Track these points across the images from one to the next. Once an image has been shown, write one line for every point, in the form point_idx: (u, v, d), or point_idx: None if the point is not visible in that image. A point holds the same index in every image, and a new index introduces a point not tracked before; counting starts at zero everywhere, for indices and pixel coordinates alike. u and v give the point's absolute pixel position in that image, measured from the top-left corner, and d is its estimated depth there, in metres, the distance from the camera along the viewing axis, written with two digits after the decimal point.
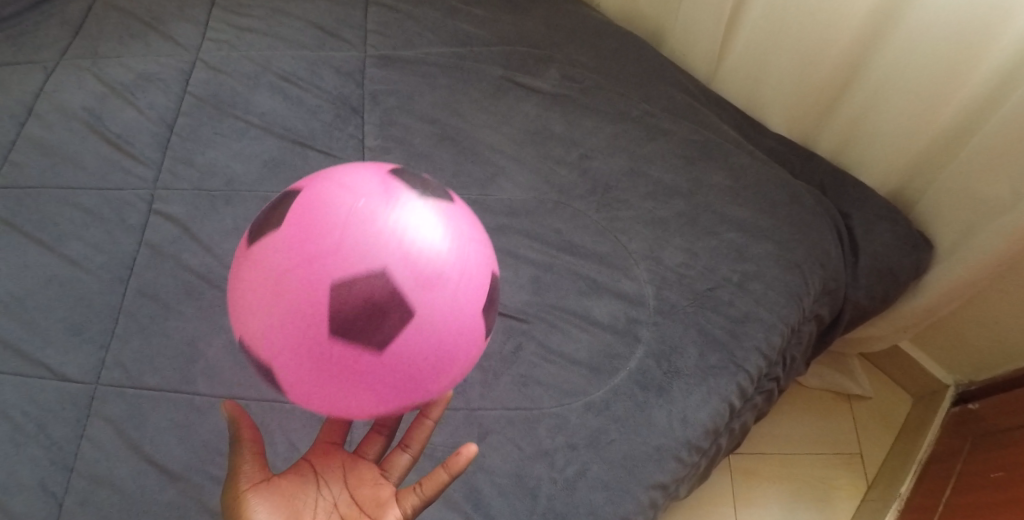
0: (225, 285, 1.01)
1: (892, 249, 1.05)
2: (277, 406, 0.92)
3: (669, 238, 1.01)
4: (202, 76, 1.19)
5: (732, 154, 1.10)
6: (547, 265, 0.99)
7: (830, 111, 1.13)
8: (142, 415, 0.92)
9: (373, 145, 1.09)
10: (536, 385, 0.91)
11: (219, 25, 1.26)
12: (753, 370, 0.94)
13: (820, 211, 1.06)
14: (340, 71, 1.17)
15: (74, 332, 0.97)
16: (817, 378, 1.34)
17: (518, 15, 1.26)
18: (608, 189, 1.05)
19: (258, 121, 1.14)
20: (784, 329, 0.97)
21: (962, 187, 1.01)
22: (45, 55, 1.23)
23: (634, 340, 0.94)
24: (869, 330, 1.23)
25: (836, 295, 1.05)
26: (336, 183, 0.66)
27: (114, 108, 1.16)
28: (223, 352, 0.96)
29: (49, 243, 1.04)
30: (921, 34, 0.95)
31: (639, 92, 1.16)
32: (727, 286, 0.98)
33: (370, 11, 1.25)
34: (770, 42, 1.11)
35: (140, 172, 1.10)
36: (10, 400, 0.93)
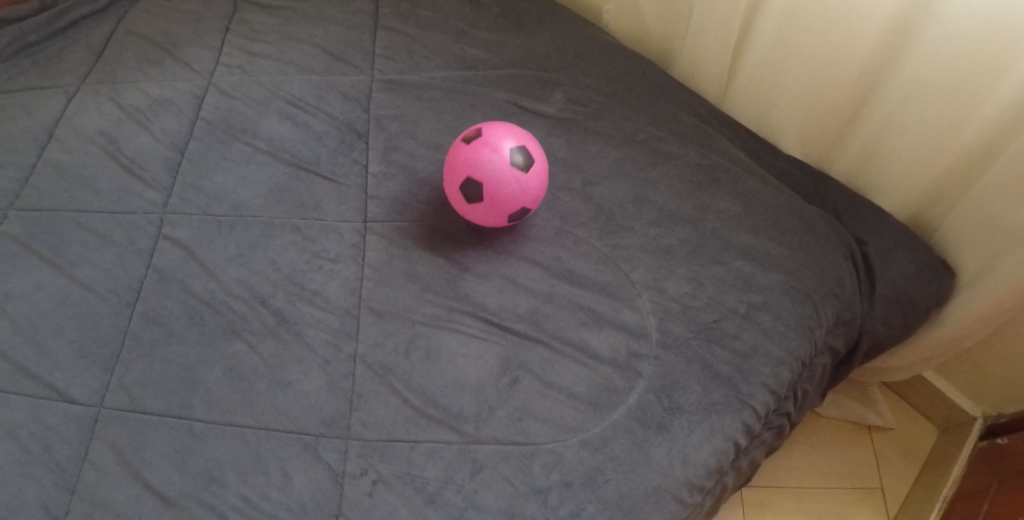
0: (226, 310, 0.99)
1: (912, 278, 1.00)
2: (273, 435, 0.90)
3: (673, 267, 0.99)
4: (214, 101, 1.21)
5: (741, 179, 1.07)
6: (547, 295, 0.97)
7: (844, 134, 1.09)
8: (142, 440, 0.90)
9: (376, 170, 1.10)
10: (532, 419, 0.89)
11: (232, 50, 1.27)
12: (760, 406, 0.91)
13: (833, 238, 1.02)
14: (347, 97, 1.20)
15: (82, 355, 0.96)
16: (836, 408, 1.29)
17: (524, 38, 1.26)
18: (611, 216, 1.04)
19: (266, 147, 1.15)
20: (794, 364, 0.93)
21: (983, 214, 0.97)
22: (67, 79, 1.25)
23: (634, 375, 0.91)
24: (888, 360, 1.18)
25: (851, 326, 1.01)
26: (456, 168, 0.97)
27: (129, 132, 1.17)
28: (222, 377, 0.94)
29: (61, 266, 1.04)
30: (935, 56, 0.92)
31: (646, 115, 1.14)
32: (733, 318, 0.95)
33: (379, 35, 1.28)
34: (780, 63, 1.08)
35: (150, 196, 1.10)
36: (17, 421, 0.92)
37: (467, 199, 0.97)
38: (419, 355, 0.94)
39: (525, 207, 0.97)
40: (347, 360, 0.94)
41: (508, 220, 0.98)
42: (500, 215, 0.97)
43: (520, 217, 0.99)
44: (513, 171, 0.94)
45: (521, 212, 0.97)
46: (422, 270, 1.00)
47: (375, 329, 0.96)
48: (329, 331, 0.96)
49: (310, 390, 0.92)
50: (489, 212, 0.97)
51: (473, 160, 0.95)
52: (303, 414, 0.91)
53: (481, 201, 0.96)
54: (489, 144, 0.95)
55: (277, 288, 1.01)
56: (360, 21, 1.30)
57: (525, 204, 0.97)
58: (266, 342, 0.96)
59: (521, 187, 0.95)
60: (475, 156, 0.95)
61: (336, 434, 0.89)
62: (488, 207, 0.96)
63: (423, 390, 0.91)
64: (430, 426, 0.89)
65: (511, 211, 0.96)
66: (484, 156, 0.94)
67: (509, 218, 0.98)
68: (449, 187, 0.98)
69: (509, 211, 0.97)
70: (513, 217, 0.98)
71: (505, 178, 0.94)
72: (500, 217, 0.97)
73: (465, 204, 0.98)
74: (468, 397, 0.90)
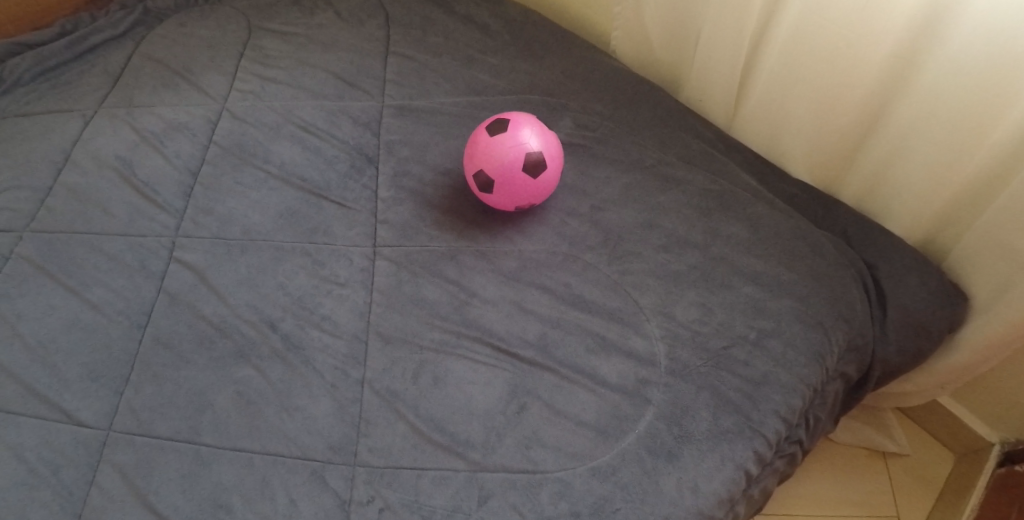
0: (235, 334, 0.99)
1: (925, 304, 0.99)
2: (280, 460, 0.89)
3: (683, 292, 0.98)
4: (227, 126, 1.22)
5: (750, 204, 1.06)
6: (555, 321, 0.97)
7: (854, 158, 1.09)
8: (149, 464, 0.90)
9: (386, 195, 1.11)
10: (540, 447, 0.88)
11: (246, 75, 1.29)
12: (771, 434, 0.89)
13: (844, 263, 1.02)
14: (358, 122, 1.21)
15: (92, 378, 0.97)
16: (848, 433, 1.27)
17: (534, 64, 1.27)
18: (620, 241, 1.03)
19: (277, 171, 1.16)
20: (806, 391, 0.92)
21: (996, 238, 0.96)
22: (84, 103, 1.27)
23: (643, 402, 0.90)
24: (902, 386, 1.16)
25: (864, 352, 1.00)
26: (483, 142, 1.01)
27: (144, 156, 1.19)
28: (230, 401, 0.94)
29: (75, 288, 1.05)
30: (944, 78, 0.91)
31: (655, 140, 1.15)
32: (743, 344, 0.94)
33: (390, 61, 1.29)
34: (788, 89, 1.09)
35: (163, 220, 1.12)
36: (27, 443, 0.92)
37: (494, 138, 1.00)
38: (427, 382, 0.93)
39: (543, 154, 1.00)
40: (355, 386, 0.94)
41: (524, 167, 1.00)
42: (520, 153, 0.99)
43: (534, 171, 1.00)
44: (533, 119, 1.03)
45: (538, 159, 1.00)
46: (430, 295, 1.00)
47: (383, 355, 0.96)
48: (338, 356, 0.96)
49: (318, 415, 0.92)
50: (511, 145, 0.99)
51: (497, 124, 1.02)
52: (310, 440, 0.90)
53: (505, 133, 1.00)
54: (502, 112, 1.04)
55: (286, 313, 1.01)
56: (371, 47, 1.32)
57: (544, 152, 1.01)
58: (275, 367, 0.96)
59: (544, 136, 1.02)
60: (497, 120, 1.02)
61: (343, 460, 0.89)
62: (527, 151, 1.00)
63: (431, 416, 0.91)
64: (437, 454, 0.88)
65: (531, 150, 1.00)
66: (505, 116, 1.02)
67: (526, 162, 1.00)
68: (473, 137, 1.03)
69: (529, 150, 1.00)
70: (530, 160, 1.00)
71: (529, 121, 1.02)
72: (519, 153, 0.99)
73: (489, 140, 1.00)
74: (476, 424, 0.90)
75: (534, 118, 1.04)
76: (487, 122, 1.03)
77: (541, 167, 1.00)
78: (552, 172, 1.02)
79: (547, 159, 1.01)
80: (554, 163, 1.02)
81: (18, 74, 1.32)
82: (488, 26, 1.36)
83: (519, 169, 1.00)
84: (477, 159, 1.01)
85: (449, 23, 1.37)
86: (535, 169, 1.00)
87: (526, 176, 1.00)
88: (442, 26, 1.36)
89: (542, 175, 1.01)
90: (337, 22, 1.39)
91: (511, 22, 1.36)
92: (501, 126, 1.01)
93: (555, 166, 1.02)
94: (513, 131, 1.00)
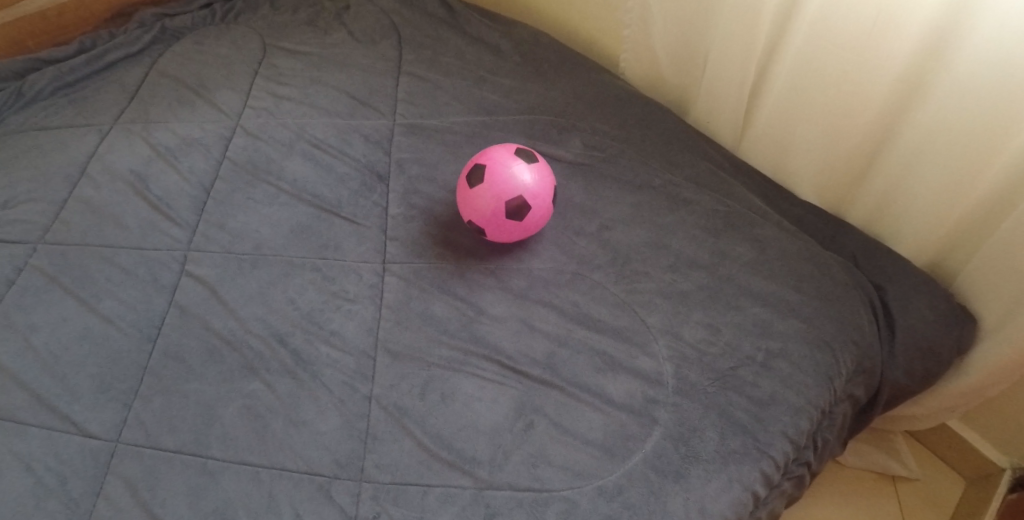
0: (244, 348, 1.00)
1: (933, 326, 0.99)
2: (287, 475, 0.90)
3: (690, 312, 0.98)
4: (241, 142, 1.24)
5: (758, 225, 1.07)
6: (563, 339, 0.98)
7: (861, 180, 1.10)
8: (156, 476, 0.90)
9: (395, 213, 1.12)
10: (547, 466, 0.88)
11: (260, 93, 1.31)
12: (779, 456, 0.89)
13: (852, 284, 1.02)
14: (369, 140, 1.23)
15: (102, 390, 0.98)
16: (857, 456, 1.26)
17: (543, 84, 1.29)
18: (628, 261, 1.04)
19: (289, 188, 1.18)
20: (814, 413, 0.92)
21: (1004, 261, 0.96)
22: (101, 118, 1.29)
23: (650, 421, 0.90)
24: (911, 408, 1.16)
25: (872, 374, 0.99)
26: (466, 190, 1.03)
27: (158, 171, 1.20)
28: (238, 415, 0.94)
29: (87, 300, 1.06)
30: (950, 102, 0.92)
31: (663, 161, 1.16)
32: (751, 365, 0.94)
33: (401, 81, 1.31)
34: (795, 111, 1.10)
35: (176, 234, 1.13)
36: (36, 454, 0.93)
37: (473, 190, 1.01)
38: (434, 398, 0.94)
39: (524, 198, 1.00)
40: (362, 401, 0.94)
41: (506, 214, 1.00)
42: (499, 203, 1.00)
43: (519, 215, 1.00)
44: (512, 158, 1.02)
45: (520, 203, 1.00)
46: (438, 312, 1.01)
47: (391, 371, 0.96)
48: (346, 372, 0.97)
49: (325, 430, 0.92)
50: (490, 196, 1.00)
51: (474, 172, 1.02)
52: (317, 455, 0.91)
53: (483, 185, 1.00)
54: (481, 155, 1.03)
55: (295, 327, 1.02)
56: (384, 67, 1.34)
57: (525, 194, 1.00)
58: (283, 381, 0.97)
59: (525, 177, 1.00)
60: (474, 167, 1.02)
61: (349, 476, 0.89)
62: (506, 198, 1.00)
63: (438, 433, 0.91)
64: (444, 471, 0.88)
65: (509, 196, 0.99)
66: (482, 162, 1.02)
67: (507, 209, 1.00)
68: (459, 185, 1.04)
69: (508, 197, 0.99)
70: (511, 207, 1.00)
71: (505, 165, 1.01)
72: (498, 203, 0.99)
73: (469, 193, 1.02)
74: (483, 441, 0.90)
75: (514, 156, 1.02)
76: (468, 167, 1.04)
77: (525, 211, 1.00)
78: (540, 210, 1.01)
79: (530, 200, 1.00)
80: (540, 202, 1.01)
81: (36, 89, 1.34)
82: (498, 47, 1.38)
83: (502, 217, 1.00)
84: (464, 210, 1.03)
85: (460, 45, 1.39)
86: (519, 212, 1.00)
87: (511, 221, 1.00)
88: (454, 47, 1.38)
89: (528, 216, 1.00)
90: (350, 42, 1.41)
91: (521, 43, 1.38)
92: (478, 174, 1.01)
93: (542, 204, 1.01)
94: (490, 181, 1.00)
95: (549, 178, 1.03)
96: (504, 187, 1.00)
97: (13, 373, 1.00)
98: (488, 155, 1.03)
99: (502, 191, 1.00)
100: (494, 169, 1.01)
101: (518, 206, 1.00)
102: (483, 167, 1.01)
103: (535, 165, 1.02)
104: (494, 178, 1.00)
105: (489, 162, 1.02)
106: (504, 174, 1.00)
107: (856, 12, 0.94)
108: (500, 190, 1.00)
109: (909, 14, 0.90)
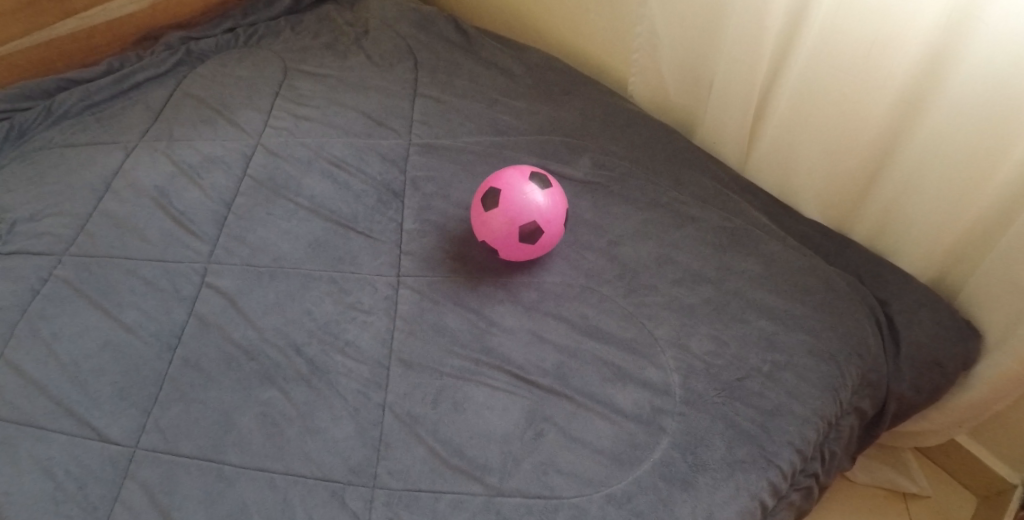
0: (262, 358, 1.03)
1: (937, 340, 1.02)
2: (301, 481, 0.91)
3: (697, 325, 1.01)
4: (261, 160, 1.28)
5: (764, 241, 1.09)
6: (572, 350, 1.00)
7: (864, 197, 1.13)
8: (173, 481, 0.92)
9: (410, 228, 1.16)
10: (557, 473, 0.89)
11: (281, 113, 1.36)
12: (786, 466, 0.90)
13: (857, 299, 1.04)
14: (386, 158, 1.27)
15: (122, 396, 1.00)
16: (866, 473, 1.27)
17: (554, 106, 1.33)
18: (636, 275, 1.07)
19: (308, 203, 1.21)
20: (820, 424, 0.94)
21: (1004, 276, 0.98)
22: (127, 136, 1.34)
23: (658, 430, 0.92)
24: (919, 424, 1.17)
25: (878, 387, 1.01)
26: (479, 212, 1.05)
27: (181, 187, 1.24)
28: (254, 422, 0.96)
29: (109, 310, 1.09)
30: (946, 124, 0.96)
31: (670, 180, 1.19)
32: (757, 377, 0.96)
33: (417, 102, 1.36)
34: (798, 131, 1.13)
35: (197, 247, 1.16)
36: (55, 458, 0.95)
37: (487, 213, 1.04)
38: (447, 407, 0.96)
39: (536, 223, 1.02)
40: (376, 409, 0.96)
41: (519, 238, 1.03)
42: (512, 228, 1.02)
43: (531, 238, 1.03)
44: (525, 182, 1.04)
45: (532, 228, 1.02)
46: (451, 323, 1.04)
47: (405, 379, 0.98)
48: (360, 380, 0.99)
49: (340, 437, 0.94)
50: (503, 220, 1.03)
51: (488, 196, 1.05)
52: (331, 461, 0.92)
53: (497, 208, 1.03)
54: (494, 178, 1.06)
55: (311, 338, 1.04)
56: (400, 89, 1.39)
57: (537, 219, 1.02)
58: (299, 389, 0.99)
59: (537, 202, 1.03)
60: (488, 191, 1.05)
61: (362, 482, 0.90)
62: (519, 224, 1.02)
63: (450, 441, 0.93)
64: (455, 478, 0.90)
65: (522, 222, 1.02)
66: (496, 187, 1.04)
67: (519, 234, 1.02)
68: (474, 207, 1.07)
69: (520, 223, 1.02)
70: (524, 232, 1.02)
71: (518, 190, 1.03)
72: (510, 228, 1.02)
73: (483, 216, 1.05)
74: (494, 449, 0.92)
75: (526, 181, 1.04)
76: (482, 190, 1.06)
77: (537, 235, 1.03)
78: (552, 234, 1.04)
79: (541, 225, 1.03)
80: (552, 226, 1.04)
81: (65, 108, 1.39)
82: (511, 71, 1.43)
83: (514, 241, 1.03)
84: (478, 231, 1.06)
85: (474, 68, 1.44)
86: (531, 236, 1.03)
87: (524, 244, 1.03)
88: (468, 70, 1.43)
89: (540, 239, 1.03)
90: (368, 65, 1.46)
91: (533, 67, 1.43)
92: (492, 199, 1.04)
93: (554, 227, 1.04)
94: (503, 205, 1.03)
95: (561, 202, 1.06)
96: (516, 212, 1.02)
97: (36, 380, 1.02)
98: (502, 179, 1.05)
99: (515, 216, 1.02)
100: (506, 194, 1.03)
101: (531, 231, 1.03)
102: (496, 191, 1.04)
103: (547, 189, 1.04)
104: (506, 203, 1.03)
105: (502, 186, 1.04)
106: (517, 200, 1.03)
107: (855, 36, 0.98)
108: (513, 215, 1.02)
109: (905, 39, 0.94)
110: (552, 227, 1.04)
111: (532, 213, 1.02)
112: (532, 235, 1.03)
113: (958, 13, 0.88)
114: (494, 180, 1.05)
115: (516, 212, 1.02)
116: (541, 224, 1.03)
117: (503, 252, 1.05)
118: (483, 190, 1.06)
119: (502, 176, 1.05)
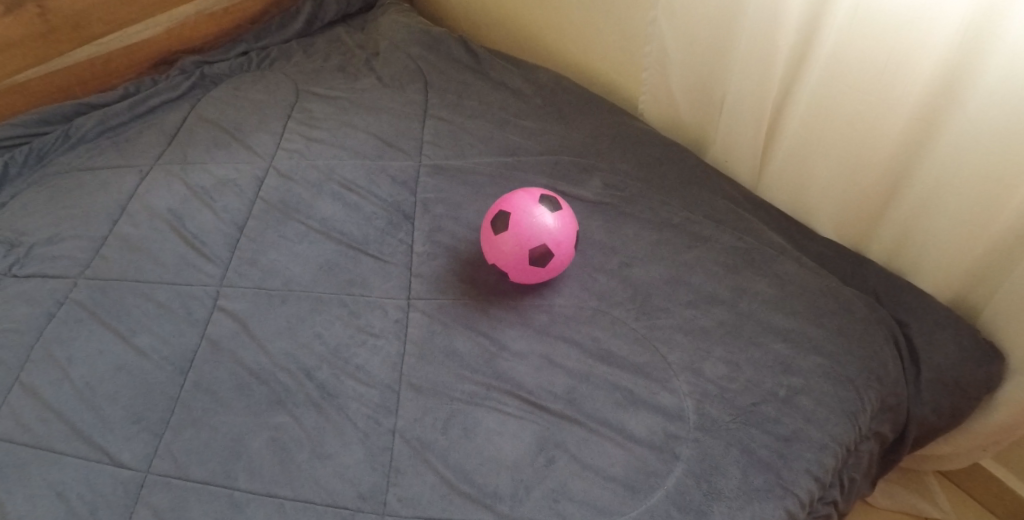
0: (273, 382, 1.02)
1: (958, 362, 0.99)
2: (311, 507, 0.90)
3: (710, 348, 0.99)
4: (274, 183, 1.29)
5: (777, 261, 1.08)
6: (583, 375, 0.99)
7: (881, 215, 1.11)
8: (183, 507, 0.91)
9: (420, 250, 1.15)
10: (569, 502, 0.88)
11: (293, 136, 1.37)
12: (804, 494, 0.88)
13: (875, 320, 1.02)
14: (396, 180, 1.27)
15: (134, 420, 1.00)
16: (888, 498, 1.25)
17: (564, 126, 1.33)
18: (648, 297, 1.06)
19: (319, 226, 1.21)
20: (839, 450, 0.91)
21: None
22: (142, 159, 1.35)
23: (672, 457, 0.90)
24: (940, 446, 1.15)
25: (899, 411, 0.99)
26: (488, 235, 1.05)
27: (194, 210, 1.25)
28: (265, 447, 0.96)
29: (123, 333, 1.10)
30: (964, 143, 0.94)
31: (682, 200, 1.18)
32: (772, 402, 0.94)
33: (427, 123, 1.36)
34: (812, 148, 1.12)
35: (209, 270, 1.17)
36: (68, 483, 0.95)
37: (497, 236, 1.03)
38: (457, 432, 0.95)
39: (546, 245, 1.01)
40: (386, 435, 0.95)
41: (530, 261, 1.02)
42: (522, 251, 1.01)
43: (541, 262, 1.02)
44: (532, 204, 1.03)
45: (542, 251, 1.01)
46: (463, 348, 1.03)
47: (415, 405, 0.98)
48: (371, 406, 0.98)
49: (349, 464, 0.93)
50: (513, 243, 1.02)
51: (496, 219, 1.04)
52: (340, 488, 0.92)
53: (507, 231, 1.02)
54: (501, 203, 1.05)
55: (322, 362, 1.04)
56: (411, 111, 1.40)
57: (547, 242, 1.02)
58: (310, 415, 0.98)
59: (548, 225, 1.02)
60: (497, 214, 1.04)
61: (372, 509, 0.90)
62: (528, 247, 1.01)
63: (460, 467, 0.92)
64: (466, 505, 0.89)
65: (533, 245, 1.01)
66: (502, 211, 1.04)
67: (530, 257, 1.02)
68: (484, 228, 1.06)
69: (531, 246, 1.01)
70: (534, 255, 1.02)
71: (526, 211, 1.03)
72: (521, 251, 1.01)
73: (494, 240, 1.04)
74: (505, 476, 0.90)
75: (537, 203, 1.03)
76: (492, 212, 1.06)
77: (547, 259, 1.02)
78: (563, 256, 1.03)
79: (552, 249, 1.02)
80: (562, 248, 1.03)
81: (82, 132, 1.41)
82: (521, 91, 1.43)
83: (525, 264, 1.02)
84: (489, 255, 1.05)
85: (484, 89, 1.44)
86: (542, 258, 1.02)
87: (535, 267, 1.03)
88: (478, 91, 1.43)
89: (551, 260, 1.02)
90: (378, 87, 1.47)
91: (543, 86, 1.42)
92: (501, 221, 1.03)
93: (565, 250, 1.03)
94: (511, 227, 1.02)
95: (571, 225, 1.05)
96: (524, 233, 1.02)
97: (50, 403, 1.03)
98: (509, 201, 1.04)
99: (523, 237, 1.01)
100: (514, 217, 1.02)
101: (542, 252, 1.02)
102: (504, 214, 1.03)
103: (557, 208, 1.04)
104: (513, 225, 1.02)
105: (510, 208, 1.03)
106: (524, 220, 1.02)
107: (871, 54, 0.97)
108: (521, 235, 1.02)
109: (921, 58, 0.93)
110: (564, 247, 1.03)
111: (541, 233, 1.02)
112: (543, 257, 1.02)
113: (973, 31, 0.87)
114: (501, 203, 1.05)
115: (524, 233, 1.02)
116: (552, 244, 1.02)
117: (513, 273, 1.04)
118: (492, 214, 1.05)
119: (510, 198, 1.05)
